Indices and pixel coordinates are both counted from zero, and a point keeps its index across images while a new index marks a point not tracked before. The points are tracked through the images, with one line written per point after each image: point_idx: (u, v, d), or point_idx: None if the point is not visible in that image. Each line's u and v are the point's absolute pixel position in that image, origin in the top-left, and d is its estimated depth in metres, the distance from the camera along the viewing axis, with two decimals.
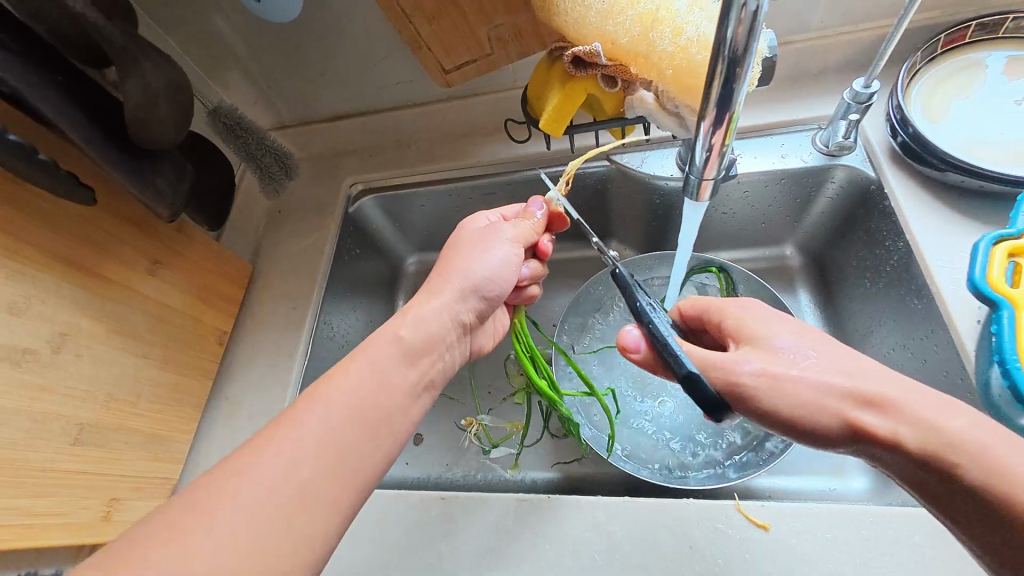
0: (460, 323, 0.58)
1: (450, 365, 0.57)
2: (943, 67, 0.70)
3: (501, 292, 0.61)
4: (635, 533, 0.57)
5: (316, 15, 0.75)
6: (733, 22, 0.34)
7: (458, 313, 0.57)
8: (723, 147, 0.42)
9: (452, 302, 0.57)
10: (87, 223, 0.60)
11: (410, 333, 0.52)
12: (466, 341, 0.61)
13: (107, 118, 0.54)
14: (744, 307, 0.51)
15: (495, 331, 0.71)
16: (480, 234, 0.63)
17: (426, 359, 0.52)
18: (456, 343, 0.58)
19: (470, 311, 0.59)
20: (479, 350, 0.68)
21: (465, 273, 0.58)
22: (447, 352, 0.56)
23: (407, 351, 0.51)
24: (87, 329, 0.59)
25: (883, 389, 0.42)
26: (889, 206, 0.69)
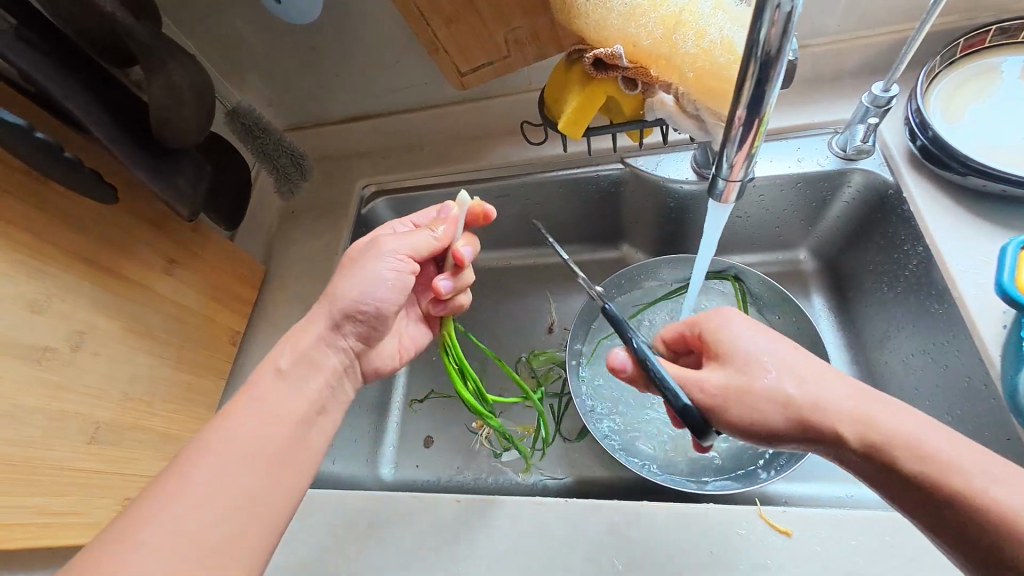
0: (341, 348, 0.58)
1: (341, 390, 0.58)
2: (963, 71, 0.69)
3: (385, 305, 0.58)
4: (653, 538, 0.56)
5: (334, 17, 0.76)
6: (767, 23, 0.34)
7: (328, 338, 0.57)
8: (752, 148, 0.42)
9: (322, 337, 0.57)
10: (108, 222, 0.60)
11: (290, 365, 0.54)
12: (357, 367, 0.61)
13: (131, 118, 0.54)
14: (726, 321, 0.50)
15: (407, 349, 0.69)
16: (366, 245, 0.61)
17: (311, 383, 0.54)
18: (343, 368, 0.58)
19: (350, 335, 0.59)
20: (379, 372, 0.65)
21: (333, 296, 0.57)
22: (331, 377, 0.56)
23: (293, 378, 0.54)
24: (106, 327, 0.59)
25: (836, 394, 0.44)
26: (908, 211, 0.69)
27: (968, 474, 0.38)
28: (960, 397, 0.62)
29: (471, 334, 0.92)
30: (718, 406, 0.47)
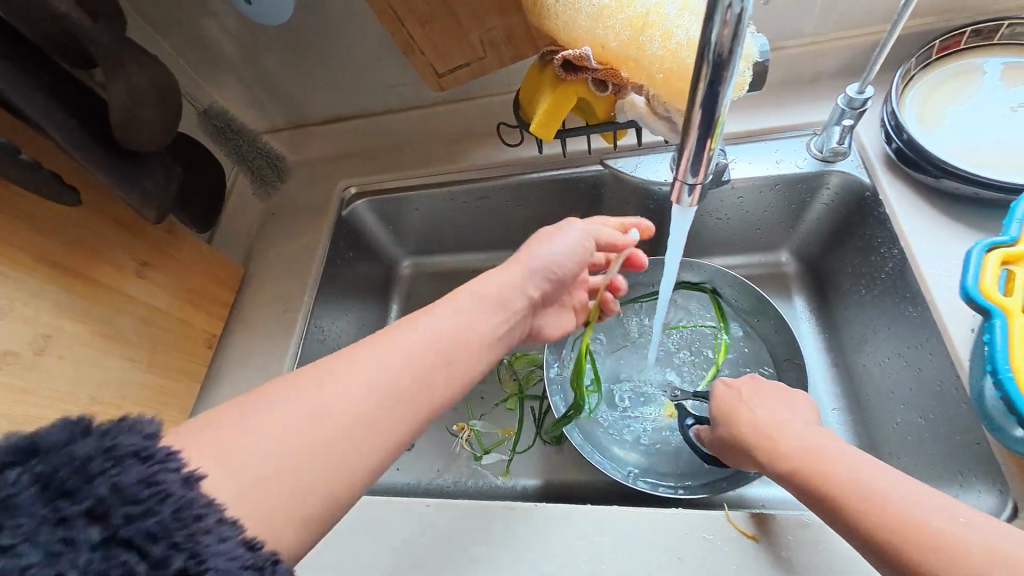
0: (527, 294, 0.56)
1: (511, 335, 0.55)
2: (938, 73, 0.69)
3: (561, 275, 0.62)
4: (622, 543, 0.55)
5: (308, 18, 0.76)
6: (718, 24, 0.34)
7: (524, 288, 0.56)
8: (710, 150, 0.42)
9: (525, 277, 0.57)
10: (76, 224, 0.60)
11: (481, 291, 0.52)
12: (528, 321, 0.60)
13: (94, 121, 0.54)
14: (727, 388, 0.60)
15: (558, 326, 0.69)
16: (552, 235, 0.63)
17: (495, 313, 0.52)
18: (522, 316, 0.56)
19: (536, 283, 0.58)
20: (538, 334, 0.66)
21: (533, 256, 0.59)
22: (512, 317, 0.54)
23: (484, 302, 0.51)
24: (72, 331, 0.58)
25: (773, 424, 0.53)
26: (884, 213, 0.69)
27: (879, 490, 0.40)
28: (933, 400, 0.62)
29: None
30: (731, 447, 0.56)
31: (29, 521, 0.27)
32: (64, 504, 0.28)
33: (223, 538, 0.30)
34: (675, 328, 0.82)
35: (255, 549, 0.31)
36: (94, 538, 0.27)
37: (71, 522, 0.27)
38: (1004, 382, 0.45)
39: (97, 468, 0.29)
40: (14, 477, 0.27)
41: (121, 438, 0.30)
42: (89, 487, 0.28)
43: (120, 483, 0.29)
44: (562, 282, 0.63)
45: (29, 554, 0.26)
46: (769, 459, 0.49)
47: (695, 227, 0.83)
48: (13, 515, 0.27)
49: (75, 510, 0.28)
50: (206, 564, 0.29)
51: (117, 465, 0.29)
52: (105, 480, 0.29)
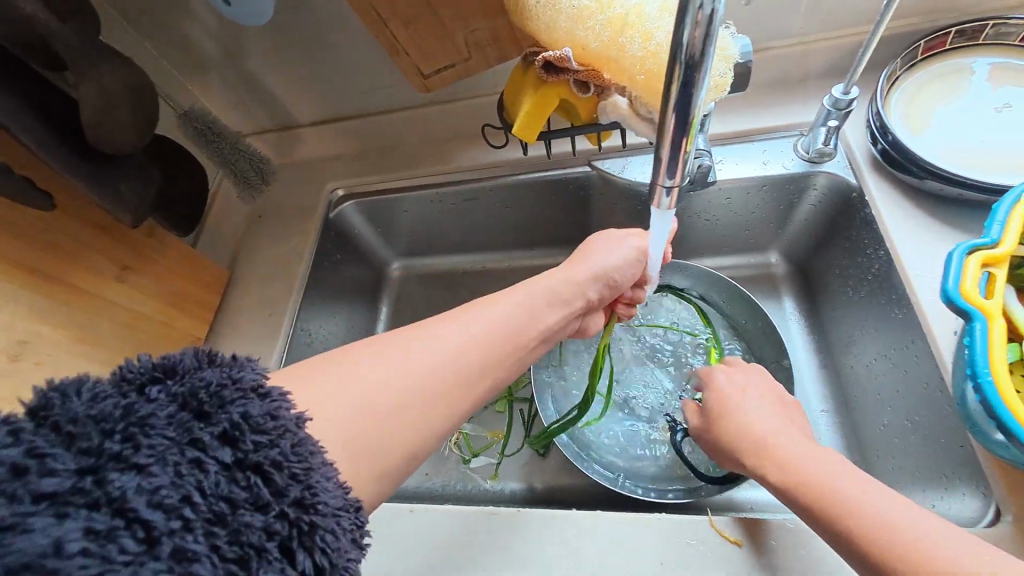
0: (588, 295, 0.59)
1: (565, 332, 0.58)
2: (924, 74, 0.69)
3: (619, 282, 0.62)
4: (606, 549, 0.55)
5: (291, 20, 0.75)
6: (690, 25, 0.33)
7: (587, 291, 0.58)
8: (686, 152, 0.41)
9: (590, 280, 0.58)
10: (54, 228, 0.60)
11: (548, 288, 0.55)
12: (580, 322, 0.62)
13: (66, 127, 0.54)
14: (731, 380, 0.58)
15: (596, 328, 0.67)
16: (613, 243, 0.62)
17: (562, 312, 0.55)
18: (577, 316, 0.59)
19: (600, 287, 0.60)
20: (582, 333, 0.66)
21: (599, 259, 0.60)
22: (570, 318, 0.57)
23: (557, 300, 0.55)
24: (50, 336, 0.58)
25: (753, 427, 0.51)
26: (870, 214, 0.68)
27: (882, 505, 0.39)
28: (919, 402, 0.62)
29: None
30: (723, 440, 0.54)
31: (166, 438, 0.29)
32: (197, 426, 0.30)
33: (329, 477, 0.32)
34: (661, 330, 0.82)
35: (350, 496, 0.33)
36: (223, 458, 0.30)
37: (201, 444, 0.29)
38: (983, 386, 0.45)
39: (228, 396, 0.31)
40: (158, 397, 0.30)
41: (245, 373, 0.33)
42: (221, 413, 0.30)
43: (248, 413, 0.31)
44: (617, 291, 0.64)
45: (164, 471, 0.28)
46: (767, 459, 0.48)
47: (684, 228, 0.83)
48: (152, 430, 0.28)
49: (209, 430, 0.30)
50: (314, 498, 0.31)
51: (243, 397, 0.32)
52: (235, 408, 0.31)
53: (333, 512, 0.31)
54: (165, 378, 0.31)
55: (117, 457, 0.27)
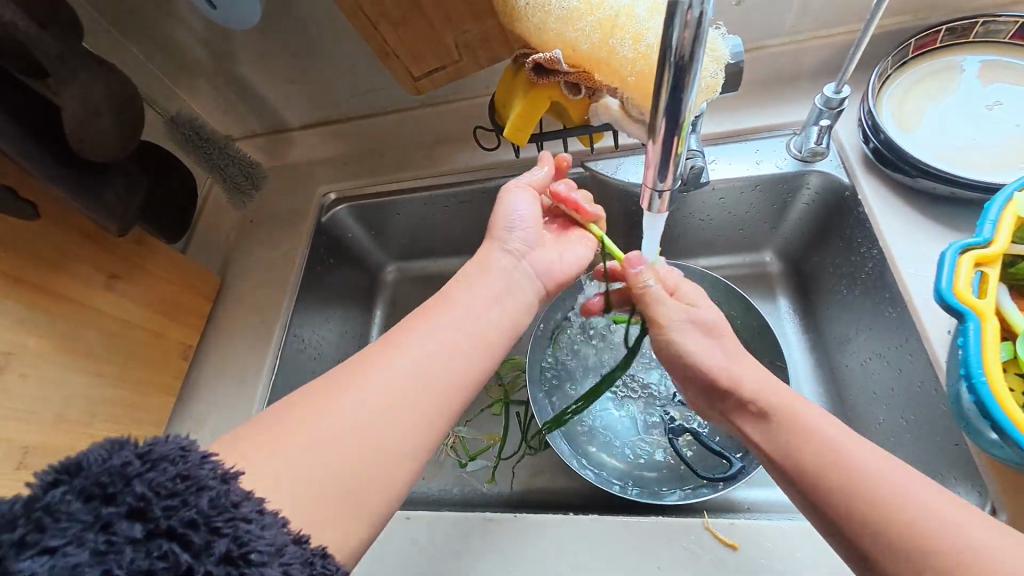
0: (514, 251, 0.59)
1: (510, 284, 0.57)
2: (914, 72, 0.69)
3: (537, 223, 0.61)
4: (604, 554, 0.55)
5: (281, 23, 0.74)
6: (678, 27, 0.33)
7: (507, 250, 0.59)
8: (676, 155, 0.41)
9: (499, 239, 0.60)
10: (40, 238, 0.59)
11: (471, 268, 0.57)
12: (529, 268, 0.60)
13: (47, 137, 0.53)
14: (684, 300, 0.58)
15: (569, 262, 0.64)
16: (517, 194, 0.62)
17: (488, 272, 0.56)
18: (515, 268, 0.58)
19: (520, 239, 0.60)
20: (554, 276, 0.62)
21: (497, 221, 0.61)
22: (501, 270, 0.57)
23: (474, 269, 0.56)
24: (34, 347, 0.57)
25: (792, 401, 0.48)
26: (863, 212, 0.68)
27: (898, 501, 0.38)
28: (914, 401, 0.62)
29: None
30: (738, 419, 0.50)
31: (74, 524, 0.28)
32: (107, 508, 0.29)
33: (262, 529, 0.31)
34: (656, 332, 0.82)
35: (301, 543, 0.33)
36: (135, 535, 0.29)
37: (114, 525, 0.29)
38: (977, 386, 0.45)
39: (134, 471, 0.30)
40: (59, 494, 0.29)
41: (156, 444, 0.32)
42: (128, 489, 0.30)
43: (156, 485, 0.30)
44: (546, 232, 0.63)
45: (78, 553, 0.27)
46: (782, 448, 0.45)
47: (678, 228, 0.83)
48: (60, 517, 0.28)
49: (116, 512, 0.29)
50: (249, 548, 0.30)
51: (153, 469, 0.31)
52: (142, 481, 0.30)
53: (277, 559, 0.31)
54: (70, 463, 0.30)
55: (21, 545, 0.27)
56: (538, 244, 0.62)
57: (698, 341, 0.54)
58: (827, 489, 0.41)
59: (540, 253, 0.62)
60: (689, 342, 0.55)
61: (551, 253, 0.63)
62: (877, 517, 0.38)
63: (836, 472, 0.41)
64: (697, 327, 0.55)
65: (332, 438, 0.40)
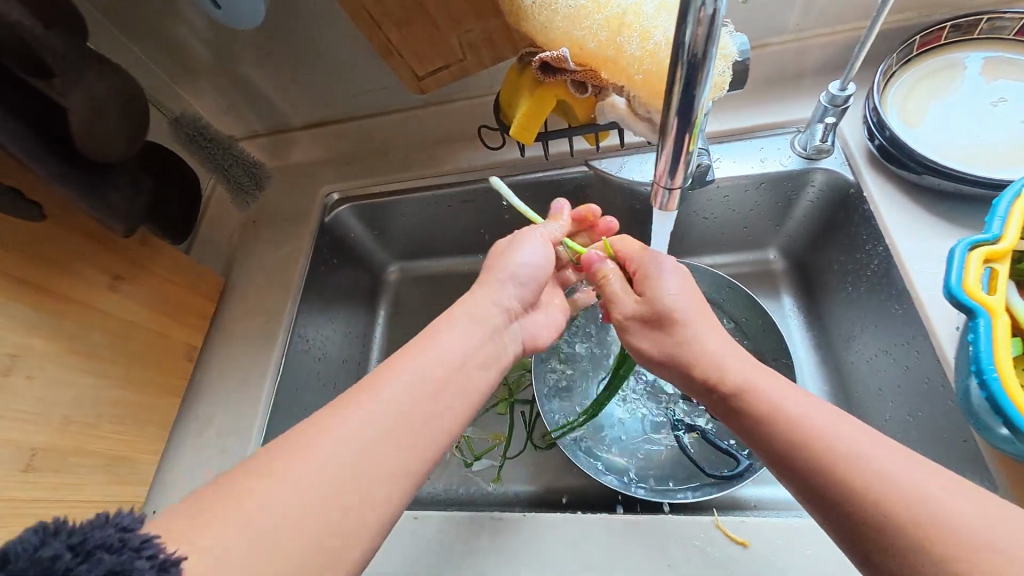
0: (506, 310, 0.57)
1: (502, 349, 0.55)
2: (918, 69, 0.69)
3: (533, 284, 0.60)
4: (614, 553, 0.55)
5: (286, 23, 0.74)
6: (691, 24, 0.33)
7: (505, 306, 0.57)
8: (688, 153, 0.41)
9: (498, 287, 0.58)
10: (44, 239, 0.58)
11: (463, 312, 0.54)
12: (517, 330, 0.59)
13: (52, 136, 0.53)
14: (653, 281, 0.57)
15: (555, 326, 0.65)
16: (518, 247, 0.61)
17: (486, 329, 0.53)
18: (507, 329, 0.57)
19: (515, 297, 0.59)
20: (536, 341, 0.62)
21: (498, 266, 0.59)
22: (498, 334, 0.55)
23: (472, 317, 0.53)
24: (40, 348, 0.57)
25: (768, 384, 0.46)
26: (869, 209, 0.68)
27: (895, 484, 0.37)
28: (922, 398, 0.61)
29: None
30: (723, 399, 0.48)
31: None
32: None
33: None
34: None
35: None
36: None
37: None
38: (989, 382, 0.45)
39: (64, 568, 0.27)
40: None
41: (90, 534, 0.29)
42: None
43: None
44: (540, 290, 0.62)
45: None
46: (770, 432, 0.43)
47: (682, 227, 0.83)
48: None
49: None
50: None
51: (86, 562, 0.28)
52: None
53: None
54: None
55: None
56: (529, 305, 0.62)
57: (650, 339, 0.55)
58: (818, 477, 0.40)
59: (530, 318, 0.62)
60: (641, 340, 0.56)
61: (542, 317, 0.64)
62: (875, 506, 0.36)
63: (824, 457, 0.40)
64: (657, 321, 0.54)
65: (337, 437, 0.40)
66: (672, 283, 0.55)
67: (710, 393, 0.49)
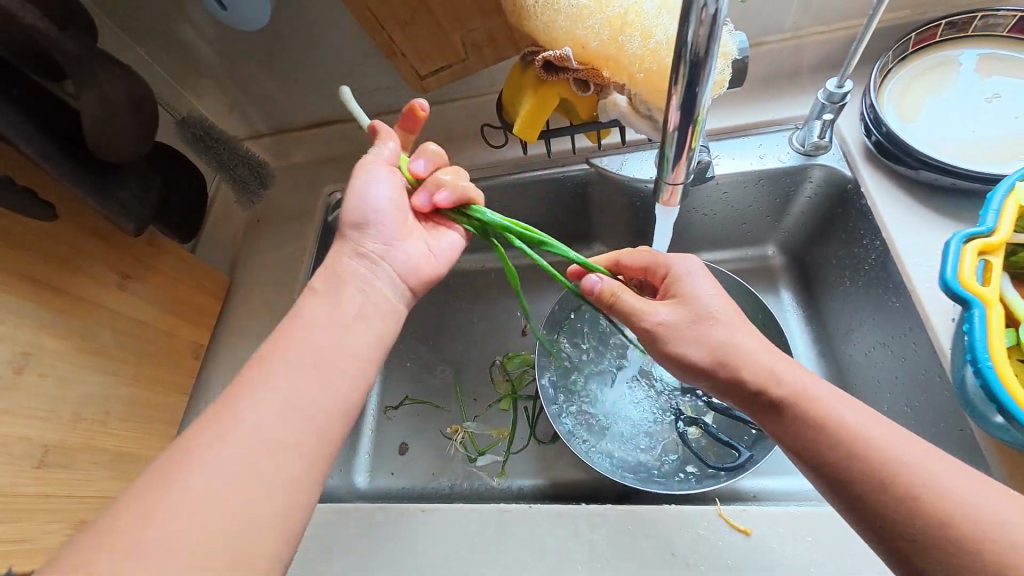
0: (363, 255, 0.53)
1: (374, 300, 0.51)
2: (913, 67, 0.70)
3: (385, 222, 0.54)
4: (619, 543, 0.56)
5: (290, 25, 0.75)
6: (694, 24, 0.34)
7: (360, 254, 0.53)
8: (690, 148, 0.42)
9: (350, 241, 0.53)
10: (56, 239, 0.59)
11: (320, 282, 0.51)
12: (390, 273, 0.54)
13: (65, 138, 0.55)
14: (691, 276, 0.53)
15: (439, 258, 0.59)
16: (363, 182, 0.54)
17: (343, 288, 0.50)
18: (374, 276, 0.53)
19: (372, 240, 0.54)
20: (415, 275, 0.56)
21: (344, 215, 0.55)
22: (352, 285, 0.51)
23: (326, 285, 0.50)
24: (51, 346, 0.57)
25: (812, 383, 0.46)
26: (865, 205, 0.69)
27: (963, 506, 0.38)
28: (920, 389, 0.63)
29: (444, 340, 0.91)
30: (779, 408, 0.46)
31: None
32: None
33: None
34: None
35: None
36: None
37: None
38: (983, 371, 0.46)
39: None
40: None
41: None
42: None
43: None
44: (399, 227, 0.56)
45: None
46: (838, 448, 0.42)
47: (683, 223, 0.84)
48: None
49: None
50: None
51: None
52: None
53: None
54: None
55: None
56: (397, 240, 0.55)
57: (689, 340, 0.50)
58: (860, 480, 0.41)
59: (402, 251, 0.55)
60: (684, 344, 0.50)
61: (421, 248, 0.57)
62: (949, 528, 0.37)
63: (875, 466, 0.41)
64: (687, 323, 0.50)
65: None
66: (703, 285, 0.53)
67: (746, 393, 0.48)
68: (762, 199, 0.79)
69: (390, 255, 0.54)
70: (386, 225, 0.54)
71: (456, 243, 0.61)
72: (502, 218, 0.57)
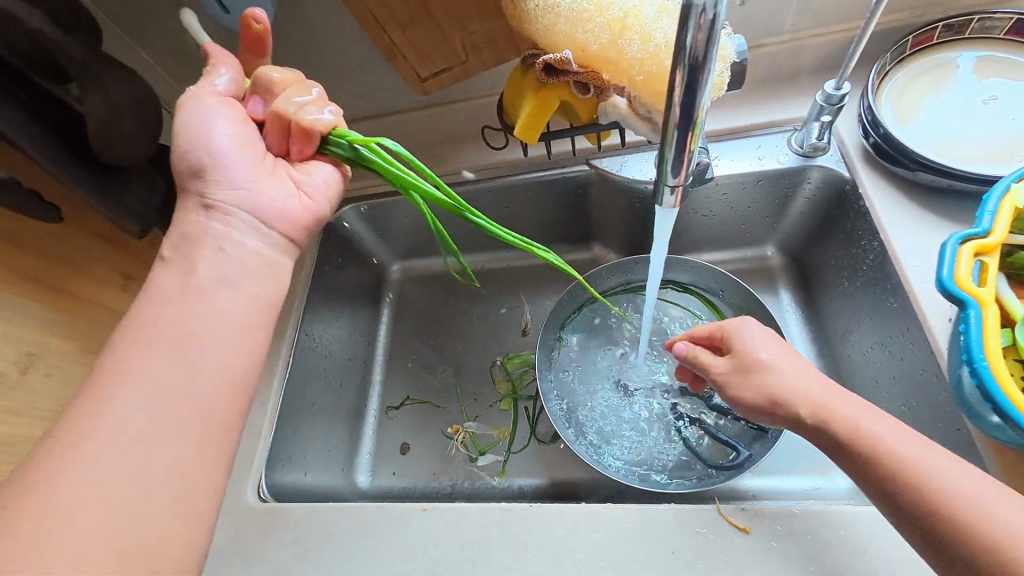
0: (208, 204, 0.51)
1: (236, 255, 0.50)
2: (910, 69, 0.71)
3: (225, 166, 0.52)
4: (620, 542, 0.56)
5: (291, 27, 0.76)
6: (693, 29, 0.34)
7: (207, 204, 0.51)
8: (689, 150, 0.43)
9: (195, 194, 0.51)
10: (61, 240, 0.60)
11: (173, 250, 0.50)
12: (246, 218, 0.52)
13: (70, 141, 0.55)
14: (750, 332, 0.54)
15: (305, 199, 0.56)
16: (199, 121, 0.51)
17: (202, 253, 0.49)
18: (232, 225, 0.51)
19: (218, 188, 0.51)
20: (284, 219, 0.54)
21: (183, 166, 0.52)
22: (204, 239, 0.50)
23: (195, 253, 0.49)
24: (55, 346, 0.58)
25: (846, 404, 0.48)
26: (863, 205, 0.70)
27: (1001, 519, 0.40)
28: (919, 389, 0.63)
29: (444, 340, 0.91)
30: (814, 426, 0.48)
31: None
32: None
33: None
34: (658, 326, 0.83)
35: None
36: None
37: None
38: (979, 371, 0.47)
39: None
40: None
41: None
42: None
43: None
44: (244, 168, 0.53)
45: None
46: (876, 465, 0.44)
47: (683, 224, 0.84)
48: None
49: None
50: None
51: None
52: None
53: None
54: None
55: None
56: (250, 183, 0.53)
57: (748, 389, 0.51)
58: (887, 484, 0.44)
59: (262, 195, 0.53)
60: (746, 393, 0.51)
61: (287, 190, 0.55)
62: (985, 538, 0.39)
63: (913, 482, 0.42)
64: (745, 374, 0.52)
65: None
66: (762, 341, 0.53)
67: (779, 413, 0.50)
68: (762, 200, 0.80)
69: (247, 198, 0.52)
70: (226, 168, 0.52)
71: (323, 179, 0.58)
72: (358, 137, 0.55)
